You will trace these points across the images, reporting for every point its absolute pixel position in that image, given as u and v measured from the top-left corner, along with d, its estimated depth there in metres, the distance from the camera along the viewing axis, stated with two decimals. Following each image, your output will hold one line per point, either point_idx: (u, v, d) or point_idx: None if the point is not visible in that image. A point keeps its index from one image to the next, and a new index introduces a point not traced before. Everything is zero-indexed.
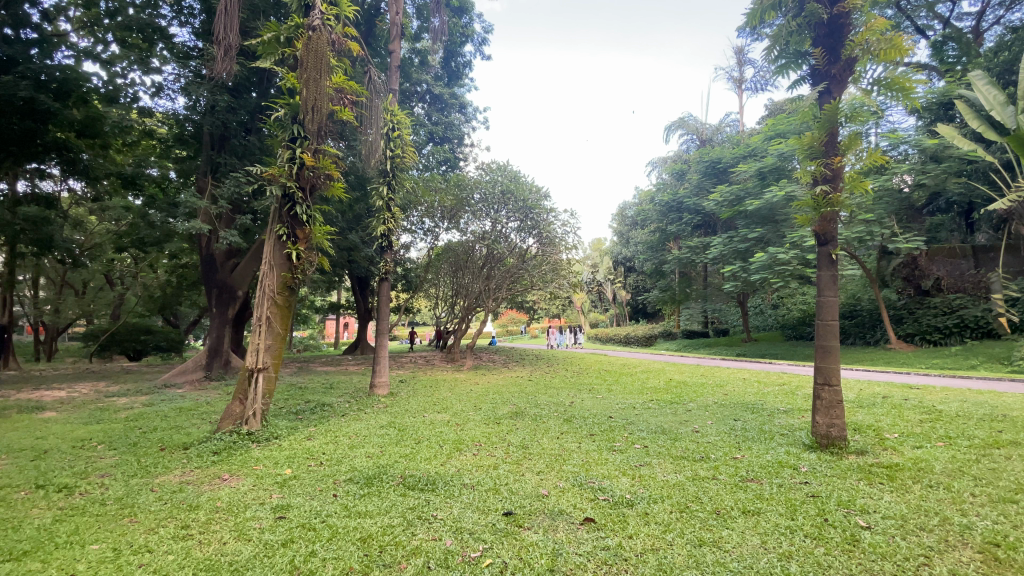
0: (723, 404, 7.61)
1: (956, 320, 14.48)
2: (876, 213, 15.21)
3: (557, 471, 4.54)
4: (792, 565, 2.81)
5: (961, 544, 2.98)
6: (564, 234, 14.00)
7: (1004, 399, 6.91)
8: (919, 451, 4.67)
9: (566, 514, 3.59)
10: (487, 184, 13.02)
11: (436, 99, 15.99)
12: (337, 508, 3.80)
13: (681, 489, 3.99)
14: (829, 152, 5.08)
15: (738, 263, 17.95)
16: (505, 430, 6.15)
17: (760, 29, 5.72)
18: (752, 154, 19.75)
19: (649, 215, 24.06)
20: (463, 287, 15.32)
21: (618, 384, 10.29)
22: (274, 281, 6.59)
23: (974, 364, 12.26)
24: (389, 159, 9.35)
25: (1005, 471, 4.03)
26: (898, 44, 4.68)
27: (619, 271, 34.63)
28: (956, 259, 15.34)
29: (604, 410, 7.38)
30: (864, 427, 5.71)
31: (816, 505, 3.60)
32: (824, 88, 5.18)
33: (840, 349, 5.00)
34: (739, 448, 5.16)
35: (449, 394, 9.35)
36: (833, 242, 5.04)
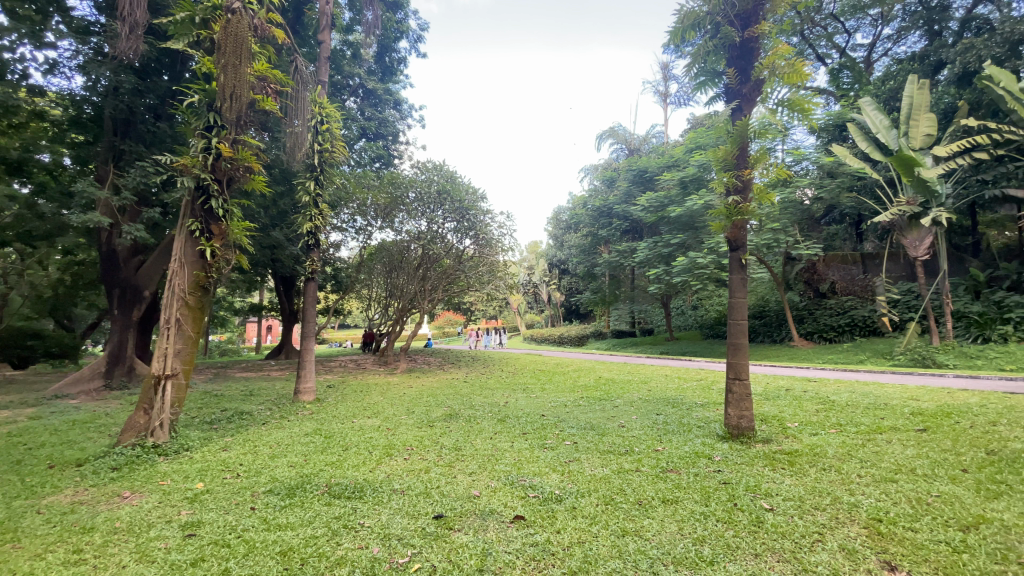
0: (646, 399, 8.00)
1: (848, 320, 16.15)
2: (783, 223, 16.63)
3: (489, 471, 4.55)
4: (705, 549, 3.00)
5: (850, 520, 3.32)
6: (501, 236, 14.04)
7: (887, 389, 7.77)
8: (816, 439, 5.16)
9: (497, 513, 3.60)
10: (422, 183, 12.70)
11: (369, 94, 15.57)
12: (255, 522, 3.57)
13: (607, 482, 4.15)
14: (740, 165, 5.48)
15: (662, 266, 18.90)
16: (438, 433, 6.08)
17: (682, 47, 6.07)
18: (676, 164, 20.91)
19: (582, 219, 24.80)
20: (397, 287, 15.01)
21: (552, 384, 10.53)
22: (185, 280, 6.07)
23: (862, 358, 13.76)
24: (317, 152, 8.91)
25: (885, 454, 4.54)
26: (800, 69, 5.14)
27: (553, 273, 35.43)
28: (849, 265, 17.66)
29: (536, 409, 7.52)
30: (771, 417, 6.22)
31: (727, 491, 3.88)
32: (735, 106, 5.60)
33: (748, 346, 5.39)
34: (661, 440, 5.45)
35: (380, 398, 9.11)
36: (743, 248, 5.45)
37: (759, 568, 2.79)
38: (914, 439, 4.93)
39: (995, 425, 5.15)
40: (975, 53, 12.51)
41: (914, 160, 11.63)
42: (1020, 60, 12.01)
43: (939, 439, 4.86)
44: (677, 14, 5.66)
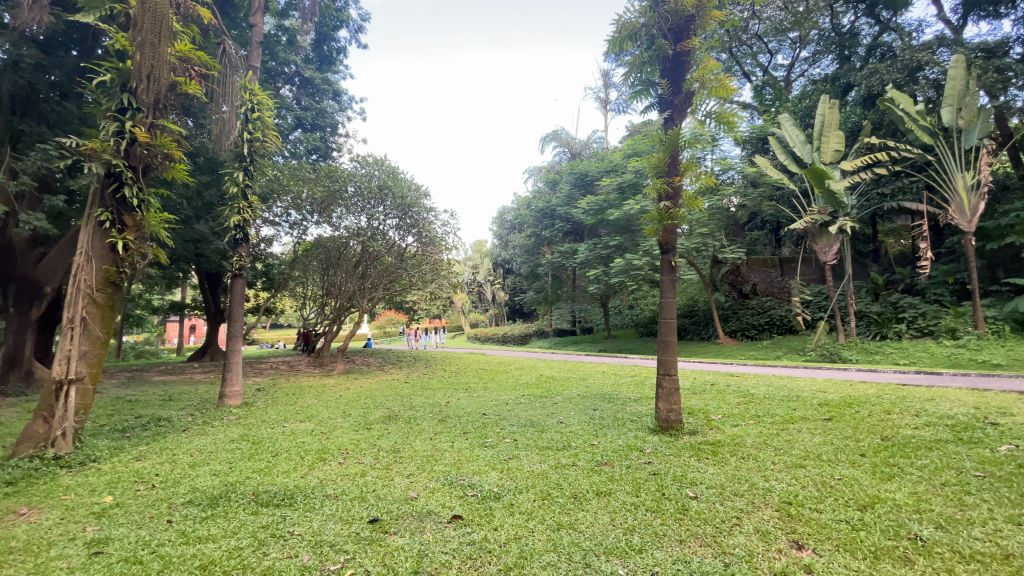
0: (584, 395, 8.23)
1: (767, 319, 17.40)
2: (712, 227, 17.65)
3: (427, 472, 4.50)
4: (635, 538, 3.14)
5: (764, 504, 3.60)
6: (444, 235, 13.91)
7: (800, 383, 8.46)
8: (736, 430, 5.53)
9: (435, 514, 3.58)
10: (362, 177, 12.30)
11: (306, 82, 14.90)
12: (172, 536, 3.33)
13: (545, 477, 4.25)
14: (671, 172, 5.77)
15: (601, 267, 19.48)
16: (376, 435, 5.94)
17: (620, 56, 6.29)
18: (615, 169, 21.61)
19: (526, 220, 25.08)
20: (334, 285, 14.48)
21: (495, 382, 10.57)
22: (93, 276, 5.55)
23: (779, 354, 14.89)
24: (246, 142, 8.41)
25: (795, 441, 4.96)
26: (726, 83, 5.47)
27: (498, 273, 35.60)
28: (768, 268, 19.07)
29: (477, 408, 7.51)
30: (697, 410, 6.60)
31: (656, 481, 4.08)
32: (668, 116, 5.87)
33: (677, 344, 5.68)
34: (596, 435, 5.64)
35: (314, 401, 8.75)
36: (673, 251, 5.76)
37: (684, 554, 2.95)
38: (820, 427, 5.41)
39: (888, 413, 5.77)
40: (879, 77, 13.86)
41: (825, 173, 12.75)
42: (915, 86, 13.45)
43: (842, 427, 5.37)
44: (615, 24, 5.87)
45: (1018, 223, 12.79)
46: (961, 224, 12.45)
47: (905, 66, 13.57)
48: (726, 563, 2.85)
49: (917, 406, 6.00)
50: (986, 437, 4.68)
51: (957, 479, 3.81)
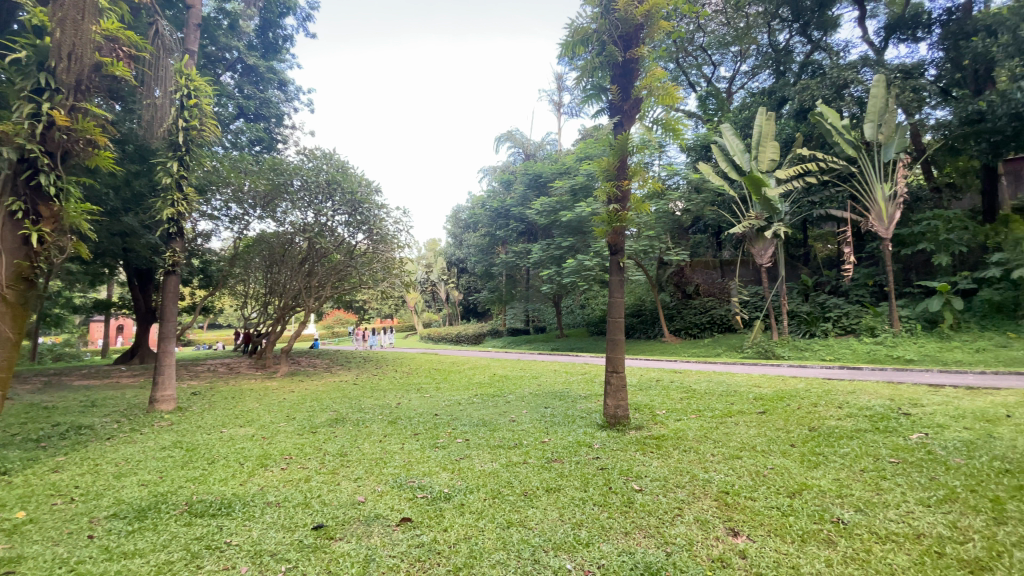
0: (537, 394, 8.33)
1: (708, 318, 18.24)
2: (658, 230, 18.35)
3: (376, 475, 4.41)
4: (582, 533, 3.22)
5: (703, 494, 3.78)
6: (397, 232, 13.63)
7: (738, 378, 8.94)
8: (679, 424, 5.78)
9: (382, 518, 3.51)
10: (309, 171, 11.82)
11: (249, 70, 14.18)
12: (93, 552, 3.08)
13: (495, 476, 4.26)
14: (620, 175, 5.96)
15: (554, 267, 19.77)
16: (322, 439, 5.75)
17: (572, 60, 6.41)
18: (567, 171, 21.97)
19: (480, 219, 25.05)
20: (279, 283, 13.88)
21: (447, 382, 10.47)
22: (2, 271, 4.97)
23: (720, 351, 15.67)
24: (181, 130, 7.88)
25: (732, 434, 5.24)
26: (672, 92, 5.73)
27: (452, 271, 35.37)
28: (710, 270, 19.89)
29: (429, 408, 7.45)
30: (643, 406, 6.83)
31: (603, 476, 4.20)
32: (618, 121, 6.05)
33: (625, 341, 5.85)
34: (547, 432, 5.73)
35: (256, 404, 8.34)
36: (621, 253, 5.94)
37: (628, 546, 3.05)
38: (755, 420, 5.74)
39: (815, 406, 6.19)
40: (810, 93, 14.87)
41: (761, 181, 13.53)
42: (841, 103, 14.53)
43: (775, 419, 5.71)
44: (568, 28, 5.99)
45: (928, 231, 14.08)
46: (879, 231, 13.57)
47: (833, 83, 14.63)
48: (668, 552, 2.97)
49: (841, 399, 6.49)
50: (899, 427, 5.12)
51: (874, 466, 4.15)
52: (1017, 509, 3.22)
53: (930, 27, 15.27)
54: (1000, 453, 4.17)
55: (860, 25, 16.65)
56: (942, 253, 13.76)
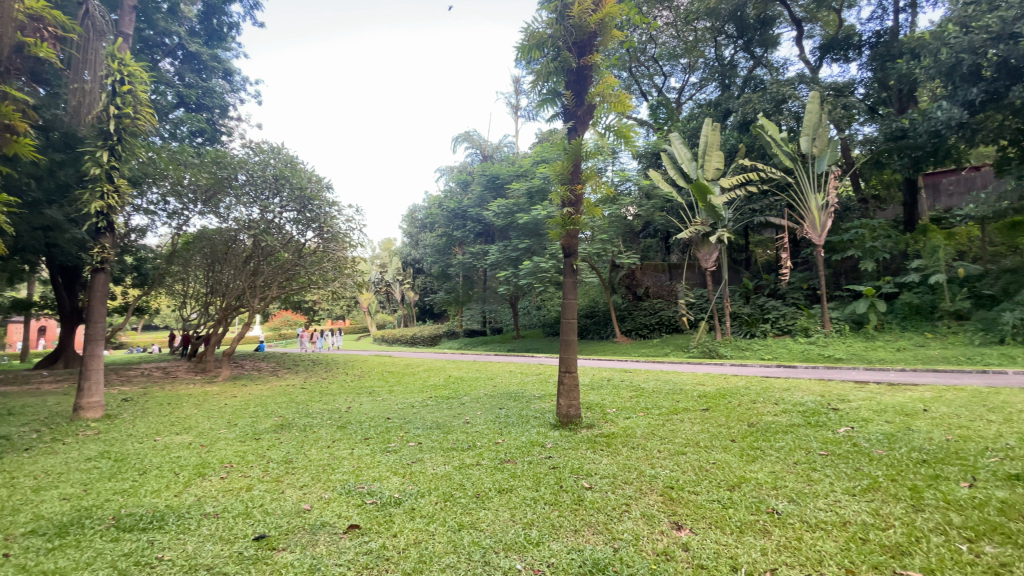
0: (491, 395, 8.33)
1: (657, 319, 18.85)
2: (611, 234, 18.82)
3: (323, 482, 4.27)
4: (533, 532, 3.25)
5: (650, 490, 3.90)
6: (349, 231, 13.26)
7: (685, 377, 9.29)
8: (628, 422, 5.94)
9: (329, 526, 3.40)
10: (254, 165, 11.37)
11: (191, 57, 13.42)
12: (6, 573, 2.83)
13: (448, 479, 4.23)
14: (574, 179, 6.07)
15: (510, 269, 19.83)
16: (265, 446, 5.51)
17: (528, 64, 6.47)
18: (524, 174, 22.13)
19: (436, 220, 24.81)
20: (221, 282, 13.20)
21: (400, 385, 10.28)
22: None
23: (668, 350, 16.24)
24: (113, 117, 7.36)
25: (677, 431, 5.45)
26: (624, 100, 5.91)
27: (407, 272, 34.80)
28: (660, 272, 20.94)
29: (380, 412, 7.30)
30: (594, 405, 6.97)
31: (555, 475, 4.26)
32: (572, 126, 6.17)
33: (577, 342, 5.96)
34: (501, 433, 5.75)
35: (194, 410, 7.89)
36: (575, 255, 6.05)
37: (578, 544, 3.10)
38: (700, 417, 5.99)
39: (754, 402, 6.54)
40: (752, 106, 15.71)
41: (707, 188, 14.14)
42: (780, 117, 15.42)
43: (718, 416, 5.98)
44: (524, 32, 6.04)
45: (855, 238, 15.19)
46: (813, 238, 14.53)
47: (773, 98, 15.51)
48: (615, 548, 3.05)
49: (777, 396, 6.87)
50: (829, 421, 5.48)
51: (805, 458, 4.42)
52: (930, 496, 3.52)
53: (860, 49, 16.49)
54: (917, 444, 4.54)
55: (797, 44, 17.71)
56: (869, 259, 14.85)
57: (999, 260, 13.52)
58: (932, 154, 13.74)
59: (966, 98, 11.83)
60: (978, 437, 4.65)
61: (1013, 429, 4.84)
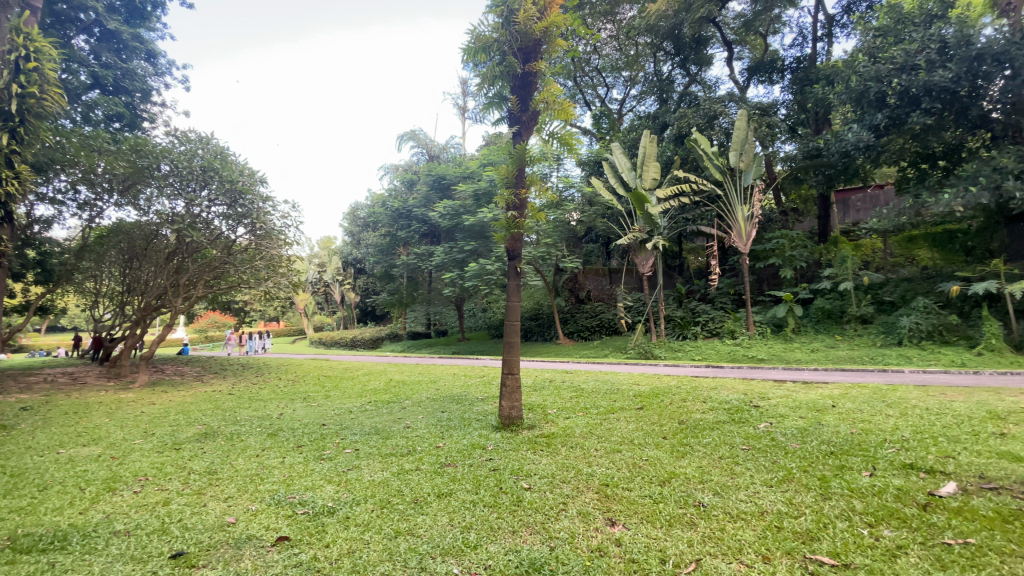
0: (433, 398, 8.23)
1: (598, 321, 19.40)
2: (555, 238, 19.19)
3: (250, 493, 4.05)
4: (471, 535, 3.25)
5: (586, 488, 4.01)
6: (284, 228, 12.67)
7: (622, 377, 9.63)
8: (567, 422, 6.07)
9: (255, 539, 3.23)
10: (179, 155, 10.57)
11: (109, 35, 12.32)
12: None
13: (386, 485, 4.14)
14: (518, 183, 6.16)
15: (456, 271, 19.66)
16: (187, 457, 5.15)
17: (474, 66, 6.48)
18: (471, 176, 22.11)
19: (380, 219, 24.24)
20: (140, 280, 12.20)
21: (338, 390, 9.93)
22: None
23: (608, 352, 16.75)
24: (15, 95, 6.59)
25: (613, 430, 5.64)
26: (568, 108, 6.08)
27: (347, 272, 33.67)
28: (601, 276, 21.54)
29: (316, 418, 7.02)
30: (536, 405, 7.06)
31: (495, 477, 4.28)
32: (517, 131, 6.24)
33: (520, 344, 6.03)
34: (442, 437, 5.69)
35: (105, 420, 7.23)
36: (519, 258, 6.12)
37: (515, 544, 3.14)
38: (634, 416, 6.24)
39: (684, 401, 6.89)
40: (687, 120, 16.57)
41: (644, 197, 14.74)
42: (712, 131, 16.37)
43: (651, 414, 6.26)
44: (470, 34, 6.04)
45: (777, 247, 16.39)
46: (740, 247, 15.53)
47: (706, 113, 16.44)
48: (552, 547, 3.11)
49: (705, 394, 7.29)
50: (750, 417, 5.88)
51: (729, 453, 4.72)
52: (837, 485, 3.86)
53: (782, 72, 17.84)
54: (826, 438, 4.96)
55: (727, 64, 18.86)
56: (788, 267, 16.05)
57: (897, 270, 15.06)
58: (843, 172, 15.08)
59: (873, 122, 13.07)
60: (878, 429, 5.16)
61: (907, 422, 5.41)
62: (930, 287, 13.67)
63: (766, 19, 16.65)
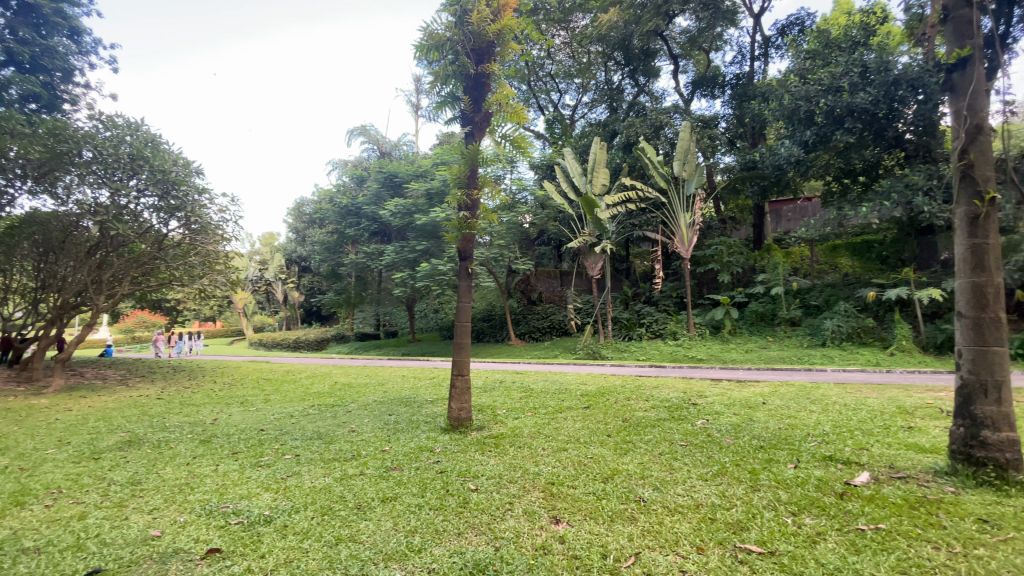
0: (380, 401, 8.05)
1: (549, 323, 19.66)
2: (507, 240, 19.29)
3: (179, 504, 3.82)
4: (415, 539, 3.21)
5: (533, 488, 4.06)
6: (222, 222, 12.03)
7: (570, 377, 9.80)
8: (516, 422, 6.12)
9: (183, 553, 3.05)
10: (104, 140, 9.79)
11: (27, 7, 11.23)
12: None
13: (327, 492, 4.01)
14: (470, 184, 6.14)
15: (407, 271, 19.35)
16: (109, 467, 4.78)
17: (426, 64, 6.41)
18: (424, 174, 21.89)
19: (328, 215, 23.49)
20: (56, 275, 11.19)
21: (279, 394, 9.51)
22: None
23: (558, 353, 17.02)
24: None
25: (560, 429, 5.74)
26: (520, 111, 6.14)
27: (291, 270, 32.28)
28: (553, 278, 21.91)
29: (254, 423, 6.70)
30: (485, 406, 7.07)
31: (441, 479, 4.25)
32: (469, 131, 6.23)
33: (470, 345, 6.02)
34: (388, 440, 5.59)
35: (11, 429, 6.58)
36: (470, 258, 6.12)
37: (460, 546, 3.14)
38: (581, 415, 6.37)
39: (629, 399, 7.12)
40: (634, 129, 17.16)
41: (594, 202, 15.08)
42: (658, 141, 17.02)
43: (597, 413, 6.42)
44: (422, 31, 5.97)
45: (716, 253, 17.26)
46: (682, 252, 16.25)
47: (652, 123, 17.07)
48: (497, 547, 3.13)
49: (648, 393, 7.56)
50: (690, 415, 6.15)
51: (669, 449, 4.92)
52: (765, 477, 4.12)
53: (724, 87, 18.78)
54: (756, 433, 5.28)
55: (674, 76, 19.64)
56: (726, 272, 16.94)
57: (823, 276, 16.23)
58: (776, 184, 16.10)
59: (803, 138, 14.04)
60: (803, 424, 5.54)
61: (828, 417, 5.84)
62: (850, 292, 14.83)
63: (709, 36, 17.46)
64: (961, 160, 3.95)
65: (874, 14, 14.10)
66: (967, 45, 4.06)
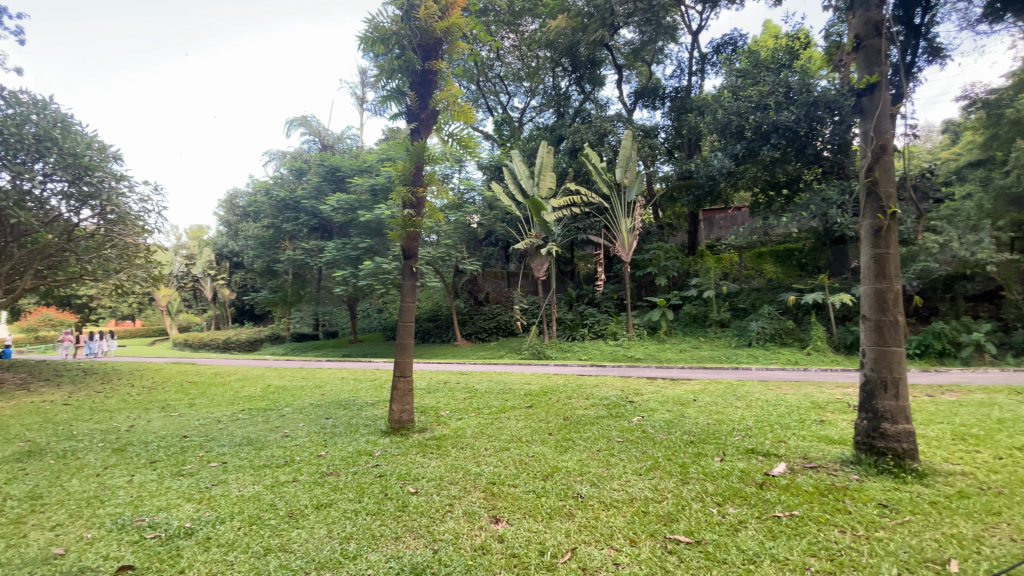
0: (317, 404, 7.76)
1: (495, 323, 19.73)
2: (454, 239, 19.19)
3: (87, 518, 3.51)
4: (350, 546, 3.14)
5: (473, 488, 4.07)
6: (142, 213, 11.15)
7: (514, 377, 9.90)
8: (459, 423, 6.11)
9: (89, 572, 2.80)
10: (5, 118, 8.84)
11: None
12: None
13: (257, 500, 3.83)
14: (415, 181, 6.05)
15: (349, 268, 18.77)
16: (3, 480, 4.31)
17: (371, 57, 6.25)
18: (367, 170, 21.31)
19: (264, 209, 22.34)
20: None
21: (206, 398, 8.93)
22: None
23: (503, 353, 17.11)
24: None
25: (503, 428, 5.78)
26: (468, 111, 6.11)
27: (222, 266, 30.36)
28: (499, 279, 22.25)
29: (176, 430, 6.25)
30: (428, 408, 7.00)
31: (380, 483, 4.17)
32: (415, 128, 6.14)
33: (413, 346, 5.95)
34: (325, 445, 5.40)
35: None
36: (415, 257, 6.03)
37: (397, 550, 3.09)
38: (524, 414, 6.45)
39: (570, 398, 7.29)
40: (580, 134, 17.62)
41: (540, 205, 15.33)
42: (603, 147, 17.55)
43: (539, 412, 6.52)
44: (368, 23, 5.83)
45: (655, 257, 18.03)
46: (623, 256, 16.84)
47: (597, 130, 17.59)
48: (435, 549, 3.12)
49: (589, 391, 7.78)
50: (626, 412, 6.39)
51: (607, 446, 5.09)
52: (694, 470, 4.35)
53: (664, 99, 19.64)
54: (687, 429, 5.57)
55: (618, 86, 20.31)
56: (664, 275, 17.73)
57: (751, 281, 17.36)
58: (710, 193, 17.05)
59: (734, 151, 14.97)
60: (729, 420, 5.91)
61: (751, 412, 6.26)
62: (774, 296, 15.97)
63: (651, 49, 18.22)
64: (868, 176, 4.39)
65: (798, 39, 15.29)
66: (875, 72, 4.49)
